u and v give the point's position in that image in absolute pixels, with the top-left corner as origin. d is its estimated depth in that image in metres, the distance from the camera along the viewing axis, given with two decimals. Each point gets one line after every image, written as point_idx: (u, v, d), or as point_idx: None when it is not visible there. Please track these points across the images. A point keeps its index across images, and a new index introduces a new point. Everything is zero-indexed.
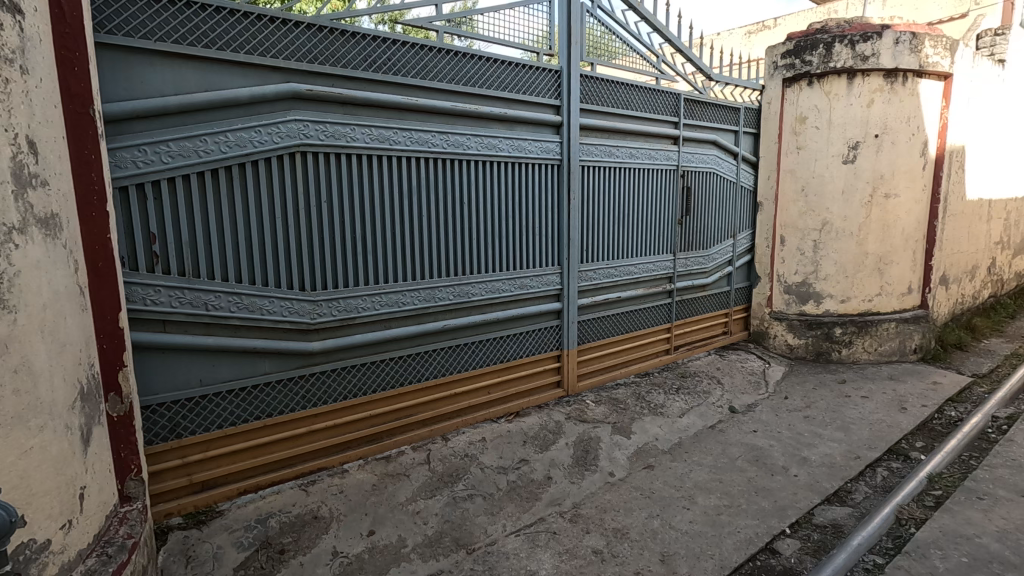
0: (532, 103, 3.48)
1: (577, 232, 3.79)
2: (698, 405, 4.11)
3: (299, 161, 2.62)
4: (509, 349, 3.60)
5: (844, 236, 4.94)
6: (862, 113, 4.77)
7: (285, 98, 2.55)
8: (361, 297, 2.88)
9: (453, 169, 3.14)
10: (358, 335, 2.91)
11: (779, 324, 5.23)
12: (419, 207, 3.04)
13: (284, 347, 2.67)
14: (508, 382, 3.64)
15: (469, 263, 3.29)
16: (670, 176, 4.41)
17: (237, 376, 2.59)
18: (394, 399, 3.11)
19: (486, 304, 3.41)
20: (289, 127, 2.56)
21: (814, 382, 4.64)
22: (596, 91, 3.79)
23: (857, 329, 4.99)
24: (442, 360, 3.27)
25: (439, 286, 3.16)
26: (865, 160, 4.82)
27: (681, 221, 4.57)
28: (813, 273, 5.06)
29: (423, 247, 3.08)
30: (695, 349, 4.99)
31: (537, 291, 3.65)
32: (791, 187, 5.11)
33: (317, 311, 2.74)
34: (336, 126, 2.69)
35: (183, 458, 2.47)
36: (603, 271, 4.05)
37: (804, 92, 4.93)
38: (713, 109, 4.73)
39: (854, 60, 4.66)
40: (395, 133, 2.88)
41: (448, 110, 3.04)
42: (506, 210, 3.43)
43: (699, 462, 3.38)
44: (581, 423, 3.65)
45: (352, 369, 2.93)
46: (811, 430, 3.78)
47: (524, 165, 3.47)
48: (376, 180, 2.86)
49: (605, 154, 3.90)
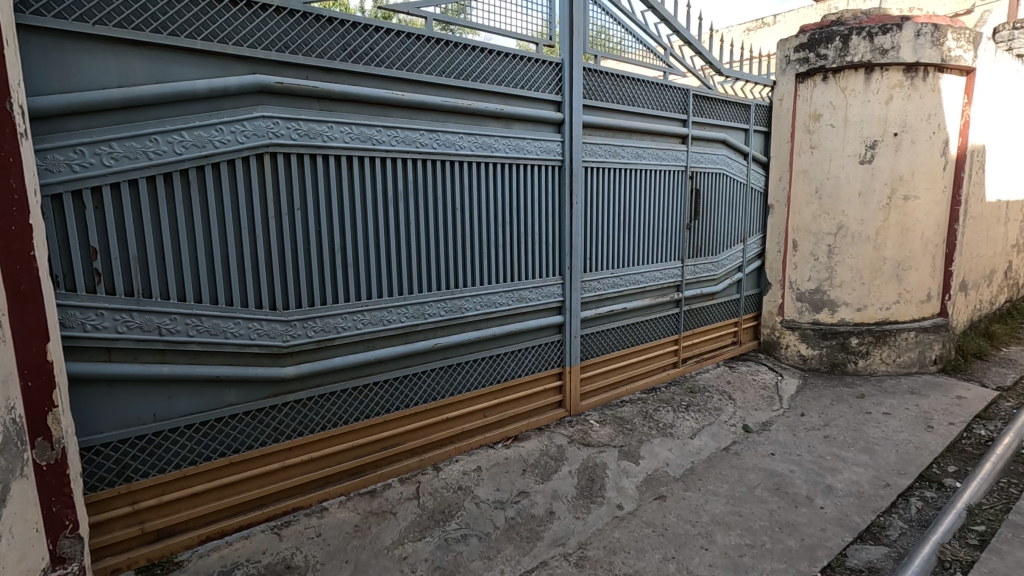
0: (531, 98, 3.18)
1: (580, 240, 3.49)
2: (710, 425, 3.83)
3: (270, 163, 2.31)
4: (507, 368, 3.30)
5: (861, 240, 4.66)
6: (880, 110, 4.49)
7: (252, 92, 2.24)
8: (341, 315, 2.58)
9: (444, 171, 2.84)
10: (338, 358, 2.60)
11: (792, 333, 4.95)
12: (407, 214, 2.74)
13: (252, 374, 2.35)
14: (505, 404, 3.34)
15: (463, 274, 2.99)
16: (678, 178, 4.12)
17: (197, 409, 2.27)
18: (380, 427, 2.80)
19: (481, 319, 3.11)
20: (256, 124, 2.25)
21: (831, 397, 4.36)
22: (599, 87, 3.49)
23: (874, 339, 4.71)
24: (433, 383, 2.97)
25: (428, 301, 2.85)
26: (883, 161, 4.54)
27: (690, 226, 4.27)
28: (827, 279, 4.78)
29: (411, 258, 2.77)
30: (704, 361, 4.71)
31: (537, 305, 3.35)
32: (804, 188, 4.82)
33: (290, 333, 2.44)
34: (311, 123, 2.38)
35: (133, 505, 2.15)
36: (609, 280, 3.75)
37: (818, 88, 4.64)
38: (723, 107, 4.45)
39: (872, 54, 4.39)
40: (379, 131, 2.57)
41: (437, 106, 2.74)
42: (504, 216, 3.13)
43: (715, 491, 3.09)
44: (585, 448, 3.35)
45: (332, 396, 2.62)
46: (833, 453, 3.49)
47: (522, 166, 3.17)
48: (357, 184, 2.55)
49: (610, 155, 3.60)
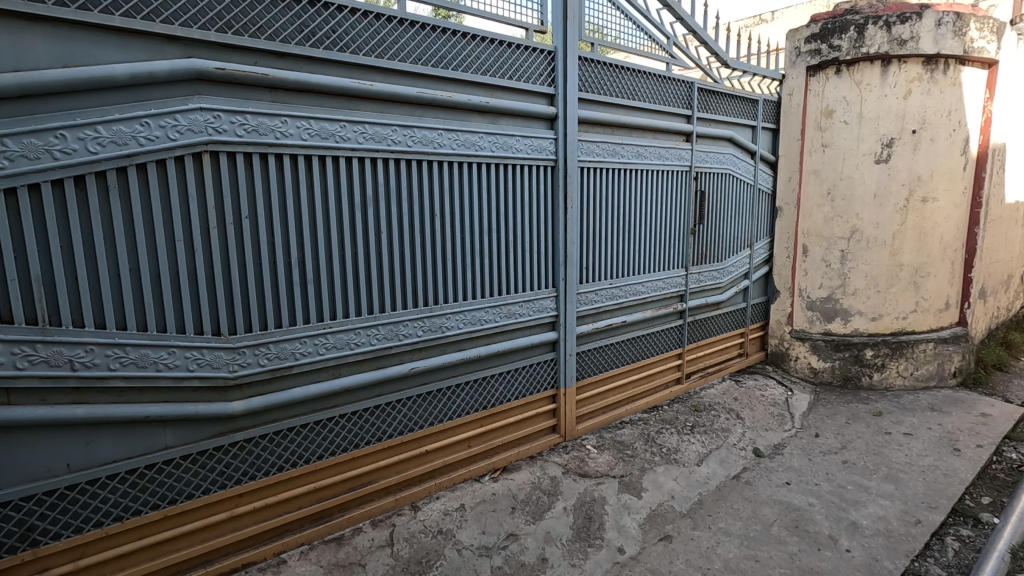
0: (520, 90, 2.84)
1: (575, 248, 3.16)
2: (717, 449, 3.50)
3: (210, 165, 1.96)
4: (495, 392, 2.96)
5: (876, 245, 4.34)
6: (897, 106, 4.18)
7: (186, 79, 1.89)
8: (299, 339, 2.23)
9: (421, 172, 2.49)
10: (297, 389, 2.26)
11: (801, 344, 4.64)
12: (378, 221, 2.39)
13: (191, 412, 2.00)
14: (492, 432, 3.00)
15: (444, 289, 2.65)
16: (682, 179, 3.79)
17: (123, 455, 1.92)
18: (348, 465, 2.46)
19: (465, 339, 2.77)
20: (191, 118, 1.90)
21: (846, 415, 4.04)
22: (597, 78, 3.15)
23: (890, 351, 4.40)
24: (409, 412, 2.63)
25: (402, 320, 2.51)
26: (900, 160, 4.23)
27: (694, 230, 3.95)
28: (840, 287, 4.47)
29: (384, 273, 2.43)
30: (709, 376, 4.39)
31: (528, 320, 3.01)
32: (815, 190, 4.50)
33: (238, 361, 2.09)
34: (259, 116, 2.03)
35: (42, 573, 1.80)
36: (607, 291, 3.41)
37: (831, 82, 4.32)
38: (729, 102, 4.12)
39: (890, 45, 4.06)
40: (343, 127, 2.22)
41: (411, 98, 2.39)
42: (491, 223, 2.80)
43: (727, 530, 2.75)
44: (582, 479, 3.02)
45: (290, 433, 2.28)
46: (854, 482, 3.17)
47: (511, 166, 2.83)
48: (318, 188, 2.21)
49: (609, 153, 3.27)
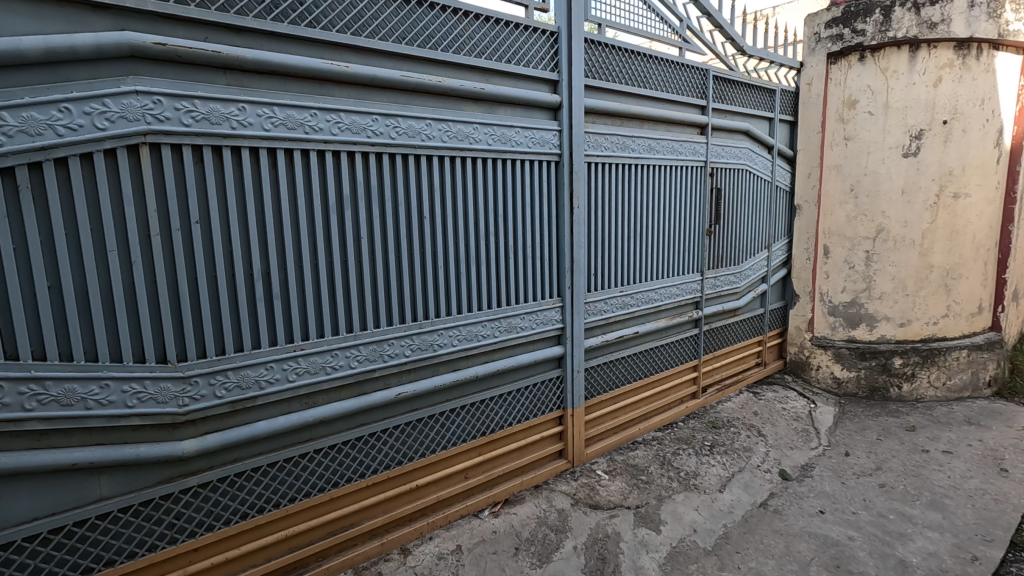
0: (519, 76, 2.51)
1: (582, 254, 2.83)
2: (740, 472, 3.18)
3: (149, 160, 1.64)
4: (494, 416, 2.64)
5: (904, 245, 4.02)
6: (927, 94, 3.87)
7: (118, 57, 1.57)
8: (264, 364, 1.91)
9: (408, 168, 2.17)
10: (263, 423, 1.93)
11: (824, 352, 4.32)
12: (358, 225, 2.07)
13: (132, 456, 1.68)
14: (492, 461, 2.67)
15: (435, 303, 2.32)
16: (697, 176, 3.47)
17: (49, 509, 1.60)
18: (326, 507, 2.13)
19: (459, 357, 2.44)
20: (124, 102, 1.57)
21: (877, 430, 3.71)
22: (604, 63, 2.84)
23: (921, 359, 4.08)
24: (396, 442, 2.30)
25: (387, 339, 2.18)
26: (930, 153, 3.91)
27: (710, 231, 3.63)
28: (865, 291, 4.15)
29: (365, 286, 2.11)
30: (726, 389, 4.07)
31: (531, 335, 2.69)
32: (837, 186, 4.18)
33: (189, 394, 1.76)
34: (212, 102, 1.71)
35: None
36: (617, 300, 3.09)
37: (854, 70, 4.01)
38: (746, 92, 3.81)
39: (919, 28, 3.75)
40: (314, 115, 1.90)
41: (394, 82, 2.07)
42: (490, 226, 2.47)
43: (759, 571, 2.42)
44: (593, 511, 2.70)
45: (255, 474, 1.95)
46: (896, 510, 2.84)
47: (511, 162, 2.51)
48: (285, 187, 1.89)
49: (618, 147, 2.95)
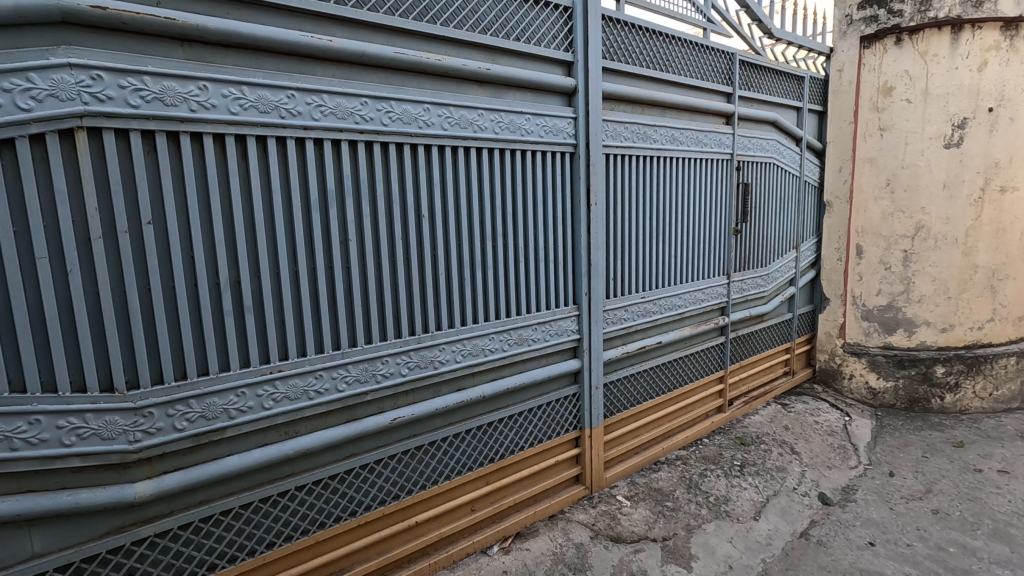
0: (530, 56, 2.22)
1: (600, 256, 2.54)
2: (776, 496, 2.87)
3: (87, 149, 1.36)
4: (503, 440, 2.34)
5: (946, 244, 3.70)
6: (971, 79, 3.55)
7: (46, 23, 1.29)
8: (235, 390, 1.62)
9: (403, 159, 1.88)
10: (234, 458, 1.65)
11: (857, 360, 4.00)
12: (345, 225, 1.79)
13: (71, 504, 1.40)
14: (502, 490, 2.38)
15: (436, 314, 2.03)
16: (723, 170, 3.16)
17: None
18: (311, 551, 1.85)
19: (464, 375, 2.15)
20: (54, 77, 1.29)
21: (921, 446, 3.39)
22: (623, 44, 2.55)
23: (965, 368, 3.76)
24: (393, 474, 2.01)
25: (380, 356, 1.89)
26: (975, 143, 3.59)
27: (737, 230, 3.33)
28: (902, 293, 3.83)
29: (354, 297, 1.83)
30: (754, 401, 3.77)
31: (544, 348, 2.39)
32: (871, 180, 3.86)
33: (142, 428, 1.47)
34: (165, 79, 1.43)
35: None
36: (638, 307, 2.79)
37: (890, 54, 3.69)
38: (774, 79, 3.51)
39: (963, 7, 3.45)
40: (292, 97, 1.62)
41: (386, 60, 1.79)
42: (497, 227, 2.19)
43: None
44: (615, 546, 2.39)
45: (226, 517, 1.67)
46: (956, 542, 2.53)
47: (520, 153, 2.22)
48: (258, 181, 1.61)
49: (639, 137, 2.65)
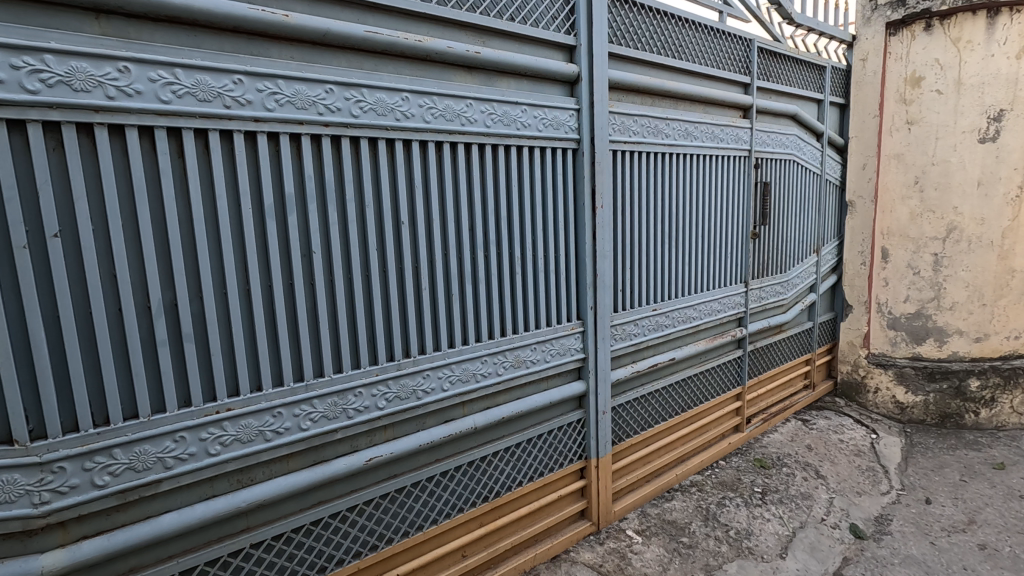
0: (527, 39, 1.95)
1: (608, 264, 2.25)
2: (803, 529, 2.58)
3: None
4: (499, 475, 2.07)
5: (981, 246, 3.41)
6: (1009, 68, 3.26)
7: None
8: (172, 435, 1.35)
9: (378, 158, 1.61)
10: (173, 516, 1.38)
11: (883, 372, 3.71)
12: (308, 234, 1.51)
13: None
14: (497, 532, 2.10)
15: (418, 337, 1.76)
16: (741, 168, 2.88)
17: None
18: None
19: (452, 404, 1.88)
20: None
21: (958, 469, 3.10)
22: (631, 27, 2.28)
23: (1001, 381, 3.48)
24: (369, 521, 1.74)
25: (352, 388, 1.62)
26: (1013, 137, 3.30)
27: (755, 233, 3.05)
28: (933, 300, 3.54)
29: (320, 319, 1.56)
30: (773, 418, 3.48)
31: (545, 369, 2.12)
32: (898, 178, 3.57)
33: (50, 487, 1.20)
34: (73, 59, 1.15)
35: None
36: (649, 321, 2.51)
37: (918, 41, 3.41)
38: (794, 69, 3.23)
39: None
40: (239, 82, 1.35)
41: (355, 40, 1.52)
42: (491, 234, 1.90)
43: None
44: None
45: None
46: None
47: (516, 150, 1.95)
48: (199, 183, 1.34)
49: (650, 132, 2.37)
